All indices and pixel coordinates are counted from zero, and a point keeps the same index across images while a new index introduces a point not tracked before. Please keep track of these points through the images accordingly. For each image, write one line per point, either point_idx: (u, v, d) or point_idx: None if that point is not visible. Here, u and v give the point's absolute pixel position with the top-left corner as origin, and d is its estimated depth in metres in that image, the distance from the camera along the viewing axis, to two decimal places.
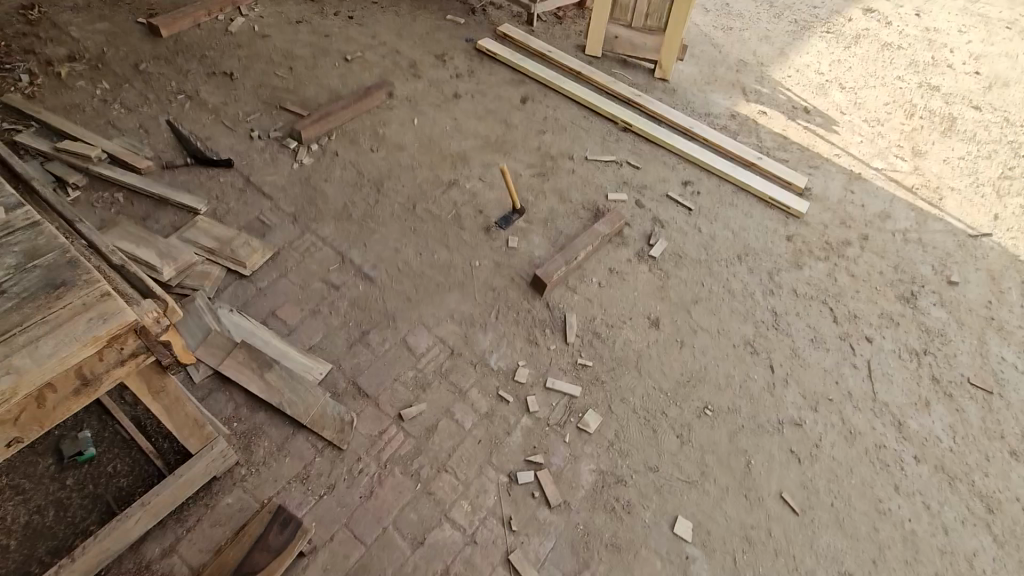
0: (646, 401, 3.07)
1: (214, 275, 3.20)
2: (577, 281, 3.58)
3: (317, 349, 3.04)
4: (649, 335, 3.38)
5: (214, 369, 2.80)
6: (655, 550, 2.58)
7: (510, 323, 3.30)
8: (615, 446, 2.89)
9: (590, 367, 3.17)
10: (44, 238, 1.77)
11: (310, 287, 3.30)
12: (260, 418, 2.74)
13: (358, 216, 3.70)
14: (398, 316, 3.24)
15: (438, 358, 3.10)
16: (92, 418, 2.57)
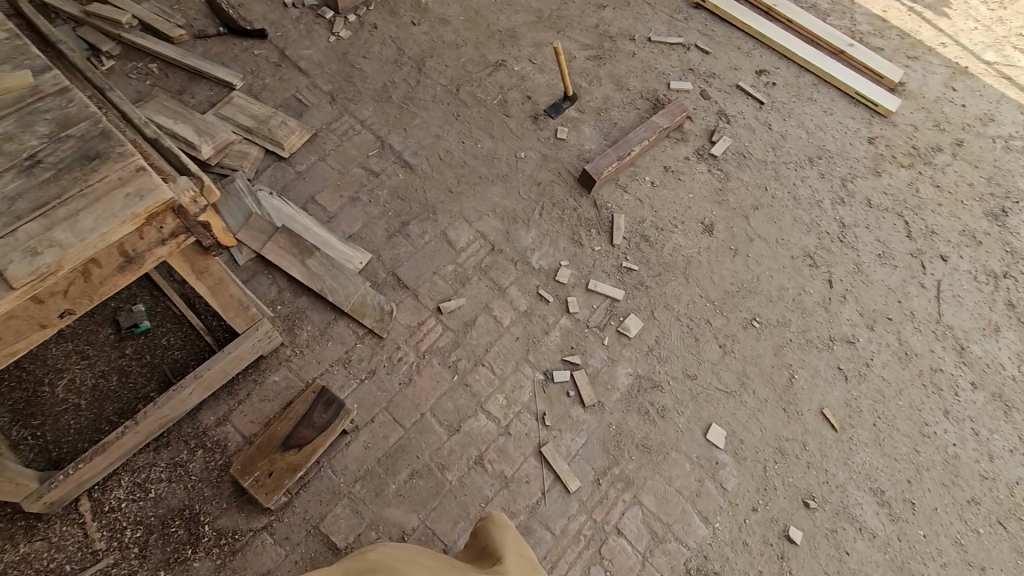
0: (691, 310, 2.97)
1: (252, 156, 3.11)
2: (629, 179, 3.34)
3: (356, 237, 2.99)
4: (702, 240, 3.18)
5: (257, 252, 2.80)
6: (686, 454, 2.61)
7: (554, 221, 3.14)
8: (654, 352, 2.84)
9: (635, 271, 3.04)
10: (74, 106, 1.68)
11: (348, 173, 3.18)
12: (302, 303, 2.77)
13: (398, 98, 3.47)
14: (439, 208, 3.12)
15: (478, 254, 3.01)
16: (145, 293, 2.65)
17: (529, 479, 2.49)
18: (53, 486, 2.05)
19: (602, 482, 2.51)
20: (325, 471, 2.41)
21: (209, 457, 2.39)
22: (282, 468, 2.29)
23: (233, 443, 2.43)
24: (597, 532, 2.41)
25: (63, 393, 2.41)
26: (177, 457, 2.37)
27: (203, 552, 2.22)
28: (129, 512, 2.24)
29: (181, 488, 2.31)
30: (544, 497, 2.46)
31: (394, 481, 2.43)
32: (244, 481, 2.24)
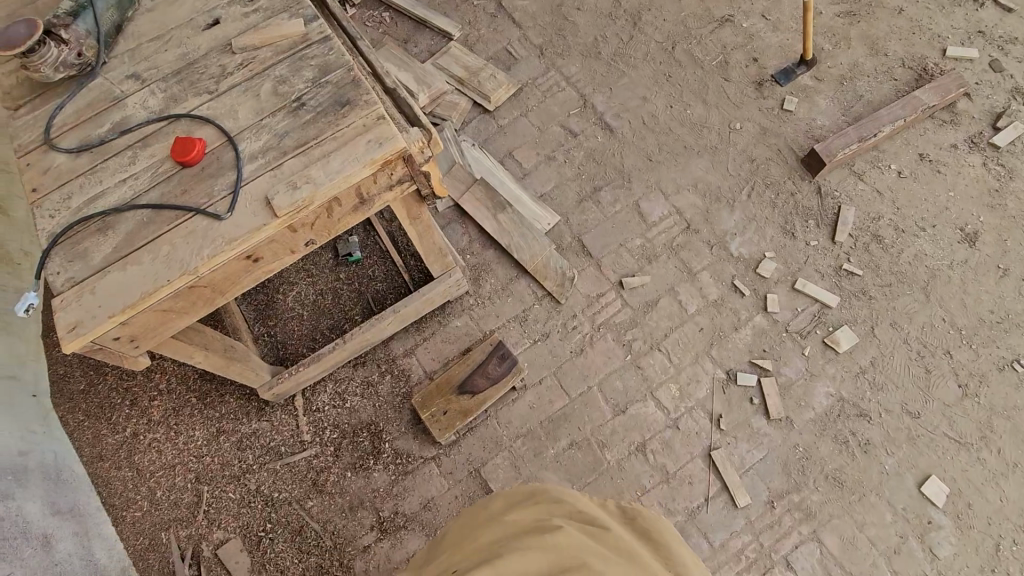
0: (925, 334, 2.46)
1: (461, 107, 3.22)
2: (868, 165, 2.80)
3: (548, 198, 2.97)
4: (957, 252, 2.58)
5: (455, 201, 2.93)
6: (889, 501, 2.23)
7: (765, 205, 2.79)
8: (866, 375, 2.42)
9: (858, 276, 2.59)
10: (333, 54, 1.83)
11: (548, 131, 3.15)
12: (489, 256, 2.85)
13: (608, 55, 3.29)
14: (635, 176, 2.95)
15: (671, 231, 2.81)
16: (359, 227, 2.95)
17: (692, 480, 2.34)
18: (279, 381, 2.42)
19: (775, 505, 2.26)
20: (491, 421, 2.53)
21: (395, 383, 2.64)
22: (455, 409, 2.45)
23: (415, 375, 2.65)
24: (762, 557, 2.20)
25: (291, 303, 2.82)
26: (370, 376, 2.65)
27: (382, 465, 2.49)
28: (329, 416, 2.59)
29: (370, 405, 2.60)
30: (706, 503, 2.30)
31: (554, 446, 2.46)
32: (423, 413, 2.45)
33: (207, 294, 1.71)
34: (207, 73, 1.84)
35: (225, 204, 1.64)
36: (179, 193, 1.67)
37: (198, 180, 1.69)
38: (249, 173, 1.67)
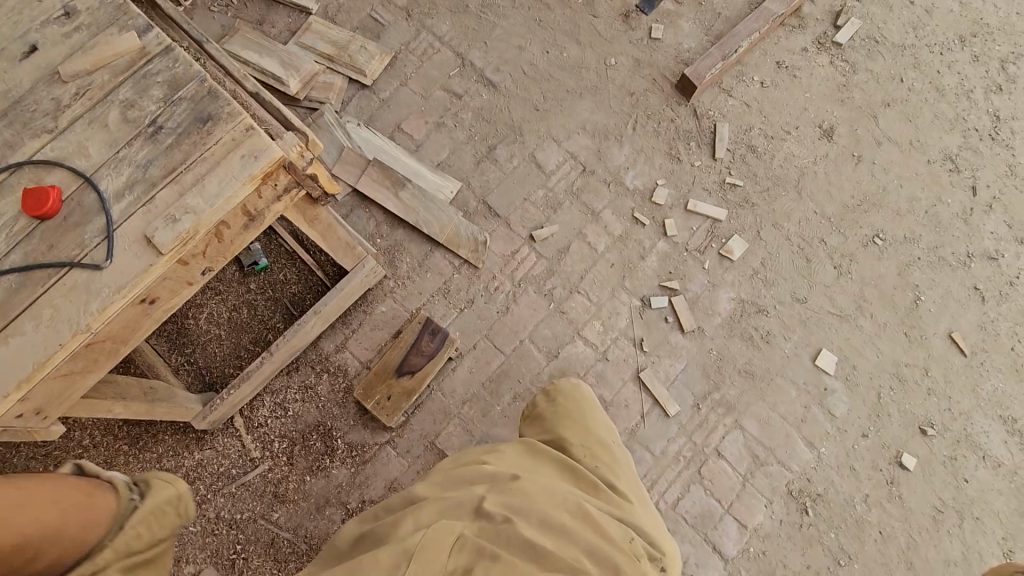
0: (802, 228, 2.74)
1: (337, 86, 3.09)
2: (735, 81, 2.98)
3: (445, 166, 2.96)
4: (819, 148, 2.85)
5: (353, 187, 2.87)
6: (792, 380, 2.55)
7: (650, 136, 2.92)
8: (759, 276, 2.69)
9: (740, 187, 2.82)
10: (179, 66, 1.70)
11: (431, 97, 3.09)
12: (400, 236, 2.84)
13: (476, 7, 3.21)
14: (526, 129, 2.99)
15: (569, 177, 2.90)
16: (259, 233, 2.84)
17: (628, 403, 2.56)
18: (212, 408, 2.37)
19: (701, 407, 2.54)
20: (436, 394, 2.61)
21: (334, 381, 2.65)
22: (398, 392, 2.52)
23: (352, 368, 2.67)
24: (697, 454, 2.49)
25: (205, 325, 2.71)
26: (307, 380, 2.64)
27: (339, 461, 2.54)
28: (274, 427, 2.58)
29: (313, 407, 2.61)
30: (643, 420, 2.53)
31: (499, 404, 2.60)
32: (368, 402, 2.51)
33: (108, 346, 1.63)
34: (40, 109, 1.66)
35: (102, 251, 1.54)
36: (45, 249, 1.55)
37: (63, 230, 1.56)
38: (120, 213, 1.57)
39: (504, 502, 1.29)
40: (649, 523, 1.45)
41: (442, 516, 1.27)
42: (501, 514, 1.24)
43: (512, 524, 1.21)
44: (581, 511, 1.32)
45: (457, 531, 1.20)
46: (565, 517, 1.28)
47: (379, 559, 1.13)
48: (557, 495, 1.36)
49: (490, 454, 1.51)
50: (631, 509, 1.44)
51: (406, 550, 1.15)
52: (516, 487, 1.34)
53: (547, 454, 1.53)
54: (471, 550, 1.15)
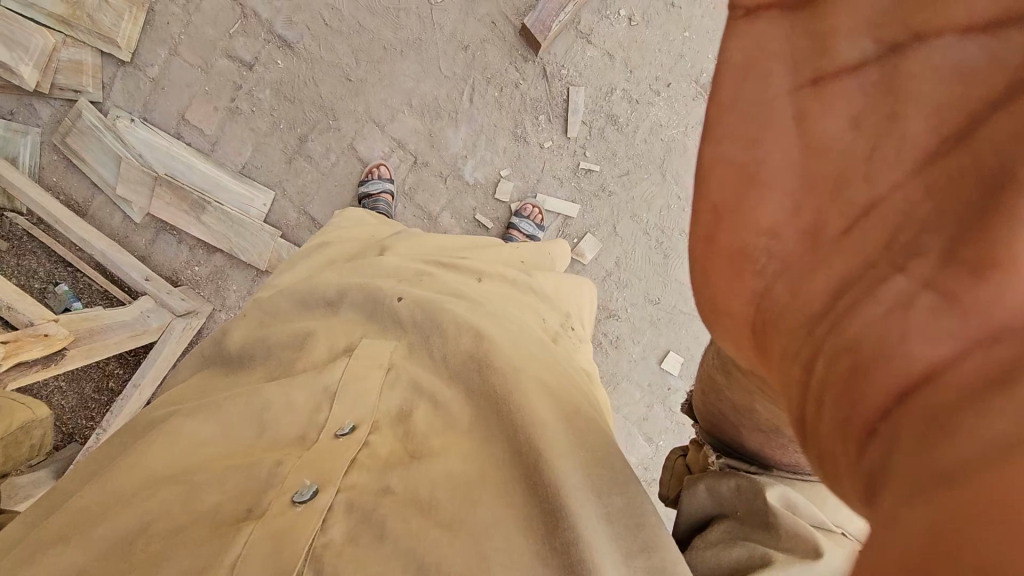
0: (664, 218, 2.42)
1: (88, 66, 2.38)
2: (595, 18, 2.28)
3: (251, 168, 2.47)
4: (691, 113, 2.35)
5: (148, 210, 2.48)
6: (638, 382, 2.54)
7: (490, 110, 2.37)
8: (612, 277, 2.47)
9: (596, 172, 2.39)
10: None
11: (214, 69, 2.40)
12: (219, 262, 2.54)
13: None
14: (340, 109, 2.41)
15: (398, 172, 2.44)
16: (63, 272, 2.51)
17: None
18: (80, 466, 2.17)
19: None
20: None
21: None
22: None
23: None
24: None
25: None
26: None
27: None
28: None
29: None
30: None
31: None
32: None
33: None
34: None
35: None
36: None
37: None
38: None
39: (420, 304, 1.21)
40: (546, 278, 1.56)
41: (364, 337, 1.20)
42: (425, 321, 1.18)
43: (445, 332, 1.15)
44: (504, 296, 1.37)
45: (388, 354, 1.14)
46: (484, 307, 1.26)
47: (292, 397, 1.05)
48: (482, 288, 1.37)
49: (401, 241, 1.63)
50: (542, 275, 1.56)
51: (324, 390, 1.06)
52: (435, 286, 1.33)
53: (457, 237, 1.77)
54: (403, 390, 1.07)
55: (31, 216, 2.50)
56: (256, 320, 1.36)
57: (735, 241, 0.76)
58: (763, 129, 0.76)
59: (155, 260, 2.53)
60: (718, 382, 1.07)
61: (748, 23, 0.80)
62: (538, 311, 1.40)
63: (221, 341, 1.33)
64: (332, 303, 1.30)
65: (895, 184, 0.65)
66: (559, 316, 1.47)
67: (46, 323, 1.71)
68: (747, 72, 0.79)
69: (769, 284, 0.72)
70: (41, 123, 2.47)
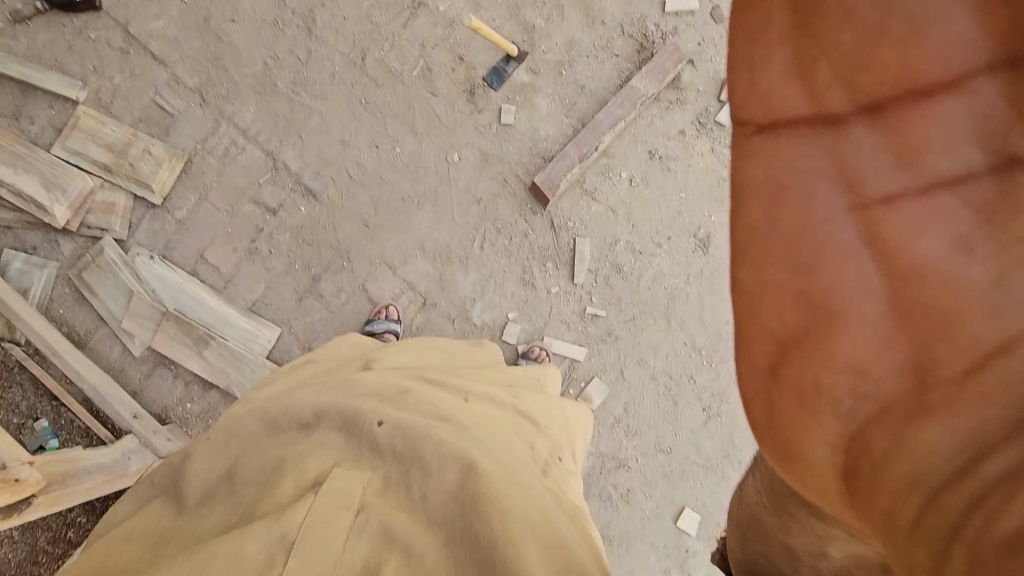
0: (671, 364, 2.42)
1: (120, 207, 2.52)
2: (599, 179, 2.49)
3: (261, 305, 2.50)
4: (692, 263, 2.46)
5: (149, 344, 2.45)
6: (652, 543, 2.33)
7: (500, 256, 2.47)
8: (620, 424, 2.38)
9: (602, 317, 2.43)
10: None
11: (239, 213, 2.54)
12: (213, 399, 2.45)
13: (286, 86, 2.59)
14: (355, 252, 2.51)
15: (407, 313, 2.48)
16: (46, 406, 2.38)
17: None
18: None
19: None
20: None
21: None
22: None
23: None
24: None
25: None
26: None
27: None
28: None
29: None
30: None
31: None
32: None
33: None
34: None
35: None
36: None
37: None
38: None
39: (403, 430, 1.11)
40: (533, 400, 1.46)
41: (336, 465, 1.08)
42: (407, 451, 1.08)
43: (427, 464, 1.05)
44: (492, 422, 1.27)
45: (361, 487, 1.04)
46: (471, 432, 1.17)
47: (243, 545, 0.93)
48: (468, 410, 1.27)
49: (388, 352, 1.51)
50: (530, 398, 1.46)
51: (279, 535, 0.95)
52: (419, 407, 1.22)
53: (447, 347, 1.66)
54: (370, 539, 0.97)
55: (28, 346, 2.46)
56: (219, 445, 1.21)
57: (806, 375, 0.59)
58: (822, 253, 0.59)
59: (146, 396, 2.45)
60: (767, 523, 0.87)
61: (766, 139, 0.60)
62: (525, 439, 1.29)
63: (179, 474, 1.19)
64: (305, 426, 1.18)
65: (1018, 325, 0.51)
66: (549, 444, 1.33)
67: (21, 466, 1.60)
68: (787, 197, 0.59)
69: (862, 429, 0.56)
70: (61, 258, 2.53)
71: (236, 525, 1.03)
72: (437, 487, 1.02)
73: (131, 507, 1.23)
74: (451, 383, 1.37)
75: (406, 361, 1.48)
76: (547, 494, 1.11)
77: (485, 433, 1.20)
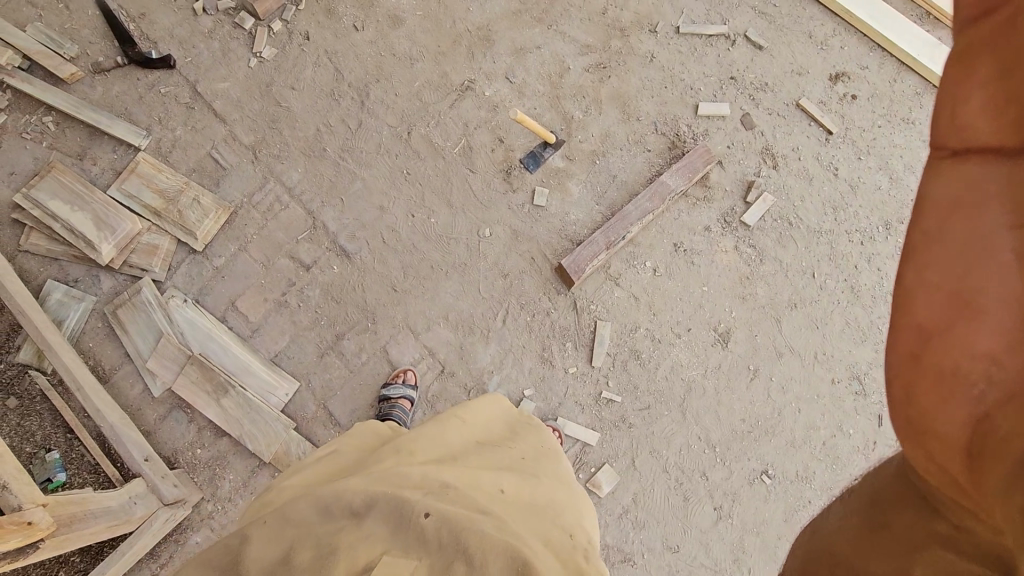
0: (684, 458, 2.39)
1: (162, 250, 2.63)
2: (624, 265, 2.56)
3: (283, 357, 2.55)
4: (710, 356, 2.48)
5: (170, 386, 2.49)
6: None
7: (521, 332, 2.52)
8: (628, 515, 2.34)
9: (617, 403, 2.44)
10: None
11: (274, 266, 2.64)
12: (224, 447, 2.46)
13: (334, 151, 2.75)
14: (381, 315, 2.57)
15: (424, 379, 2.51)
16: (59, 438, 2.41)
17: None
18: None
19: None
20: None
21: None
22: None
23: None
24: None
25: None
26: None
27: None
28: None
29: None
30: None
31: None
32: None
33: None
34: None
35: None
36: None
37: None
38: None
39: (449, 520, 1.10)
40: (563, 485, 1.45)
41: (384, 553, 1.07)
42: (450, 541, 1.07)
43: (469, 554, 1.05)
44: (529, 511, 1.27)
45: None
46: (510, 524, 1.17)
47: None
48: (505, 500, 1.27)
49: (418, 434, 1.47)
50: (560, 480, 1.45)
51: None
52: (463, 500, 1.20)
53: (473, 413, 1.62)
54: None
55: (53, 375, 2.52)
56: (274, 530, 1.17)
57: (942, 360, 0.52)
58: (981, 254, 0.51)
59: (159, 438, 2.46)
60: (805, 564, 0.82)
61: (958, 165, 0.53)
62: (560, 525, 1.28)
63: (236, 555, 1.15)
64: (356, 515, 1.15)
65: None
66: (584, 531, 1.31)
67: (35, 507, 1.63)
68: (956, 206, 0.52)
69: (990, 416, 0.49)
70: (99, 293, 2.63)
71: None
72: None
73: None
74: (487, 470, 1.37)
75: (442, 434, 1.49)
76: None
77: (525, 526, 1.19)
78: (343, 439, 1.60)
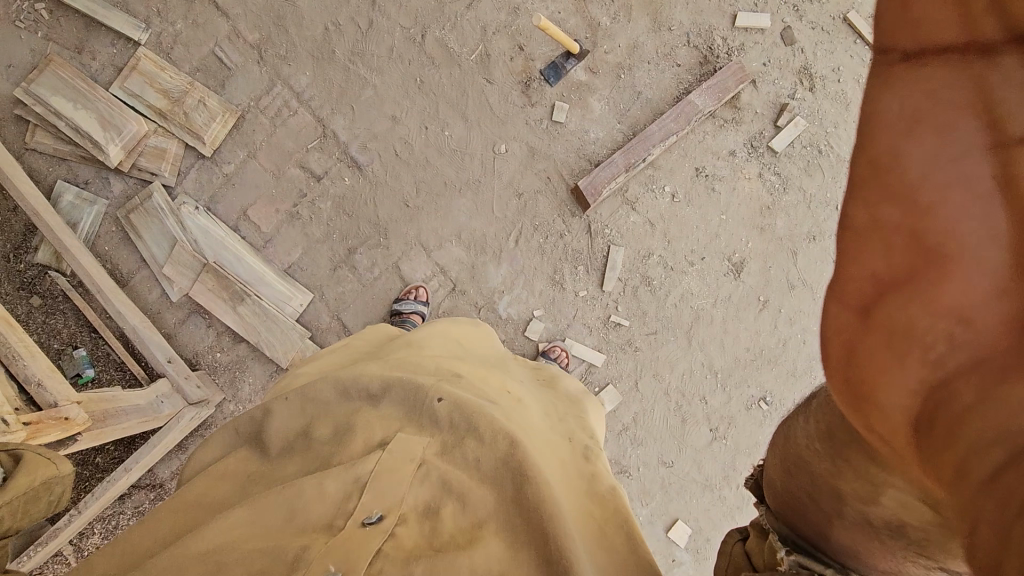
0: (685, 382, 2.47)
1: (170, 154, 2.57)
2: (641, 190, 2.48)
3: (296, 269, 2.58)
4: (722, 286, 2.48)
5: (187, 292, 2.54)
6: None
7: (533, 254, 2.51)
8: (628, 432, 2.46)
9: (625, 327, 2.48)
10: None
11: (285, 176, 2.59)
12: (242, 352, 2.56)
13: (344, 54, 2.59)
14: (393, 230, 2.56)
15: (435, 296, 2.54)
16: (85, 337, 2.50)
17: None
18: (40, 548, 1.99)
19: None
20: None
21: None
22: None
23: None
24: None
25: None
26: (142, 507, 2.42)
27: None
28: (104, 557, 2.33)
29: None
30: None
31: None
32: None
33: None
34: None
35: None
36: None
37: None
38: None
39: (460, 406, 1.12)
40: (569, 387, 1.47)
41: (399, 430, 1.12)
42: (462, 423, 1.10)
43: (480, 435, 1.08)
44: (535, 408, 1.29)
45: (422, 449, 1.06)
46: (518, 415, 1.19)
47: (325, 485, 1.00)
48: (513, 395, 1.30)
49: (422, 336, 1.49)
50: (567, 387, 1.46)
51: (356, 481, 1.01)
52: (472, 389, 1.22)
53: (481, 332, 1.65)
54: (432, 486, 1.01)
55: (72, 277, 2.56)
56: (296, 406, 1.23)
57: (899, 318, 0.46)
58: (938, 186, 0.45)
59: (180, 340, 2.56)
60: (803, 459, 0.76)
61: (909, 62, 0.49)
62: (560, 417, 1.32)
63: (262, 427, 1.22)
64: (373, 397, 1.20)
65: None
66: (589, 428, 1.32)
67: (69, 405, 1.73)
68: (914, 120, 0.47)
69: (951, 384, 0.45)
70: (110, 197, 2.61)
71: (316, 470, 1.09)
72: (485, 453, 1.05)
73: (221, 449, 1.27)
74: (495, 371, 1.40)
75: (450, 340, 1.52)
76: (585, 474, 1.13)
77: (530, 420, 1.22)
78: (356, 339, 1.63)
